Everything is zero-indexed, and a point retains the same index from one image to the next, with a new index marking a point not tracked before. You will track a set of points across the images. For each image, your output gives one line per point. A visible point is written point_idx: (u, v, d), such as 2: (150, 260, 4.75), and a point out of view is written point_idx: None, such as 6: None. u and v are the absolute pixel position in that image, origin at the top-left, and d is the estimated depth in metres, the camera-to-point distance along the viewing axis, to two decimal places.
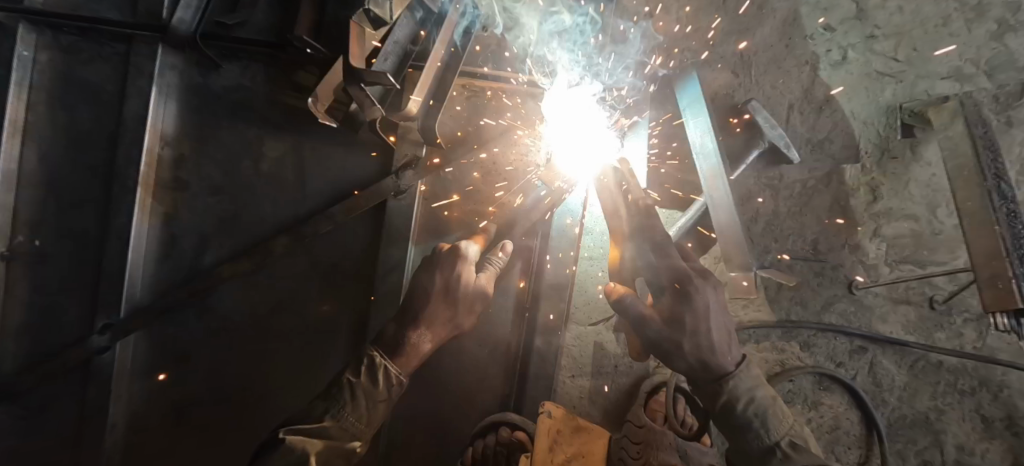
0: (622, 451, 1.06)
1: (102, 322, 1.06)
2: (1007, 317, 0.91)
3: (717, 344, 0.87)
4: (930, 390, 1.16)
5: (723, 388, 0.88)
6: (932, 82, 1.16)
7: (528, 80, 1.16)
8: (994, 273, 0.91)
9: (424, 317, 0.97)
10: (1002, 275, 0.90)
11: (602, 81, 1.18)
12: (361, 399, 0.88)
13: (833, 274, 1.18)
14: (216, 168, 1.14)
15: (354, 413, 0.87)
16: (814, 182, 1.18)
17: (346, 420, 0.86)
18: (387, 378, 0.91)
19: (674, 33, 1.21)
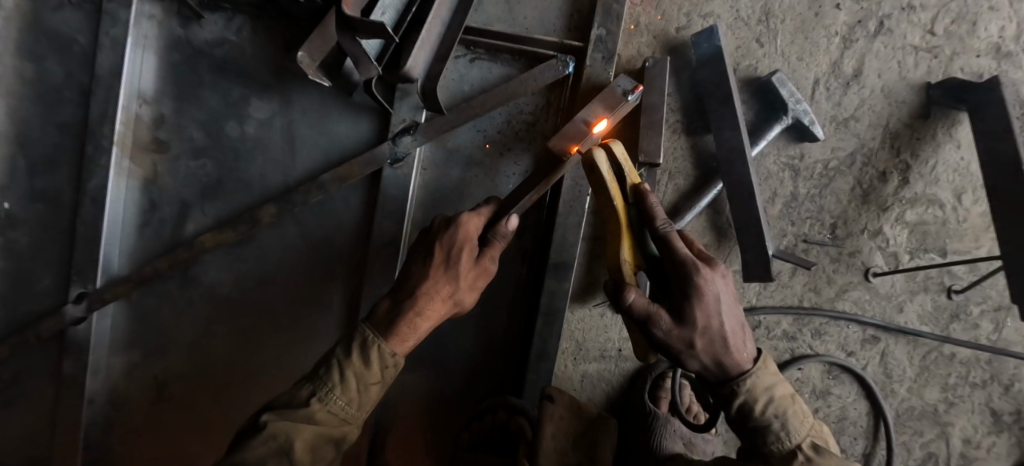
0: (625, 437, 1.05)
1: (78, 290, 0.99)
2: None
3: (730, 338, 0.83)
4: (941, 382, 1.13)
5: (739, 386, 0.84)
6: (968, 59, 1.09)
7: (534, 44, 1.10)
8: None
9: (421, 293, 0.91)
10: None
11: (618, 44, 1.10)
12: (352, 380, 0.83)
13: (849, 260, 1.13)
14: (198, 129, 1.06)
15: (344, 397, 0.81)
16: (837, 163, 1.11)
17: (336, 403, 0.81)
18: (381, 358, 0.85)
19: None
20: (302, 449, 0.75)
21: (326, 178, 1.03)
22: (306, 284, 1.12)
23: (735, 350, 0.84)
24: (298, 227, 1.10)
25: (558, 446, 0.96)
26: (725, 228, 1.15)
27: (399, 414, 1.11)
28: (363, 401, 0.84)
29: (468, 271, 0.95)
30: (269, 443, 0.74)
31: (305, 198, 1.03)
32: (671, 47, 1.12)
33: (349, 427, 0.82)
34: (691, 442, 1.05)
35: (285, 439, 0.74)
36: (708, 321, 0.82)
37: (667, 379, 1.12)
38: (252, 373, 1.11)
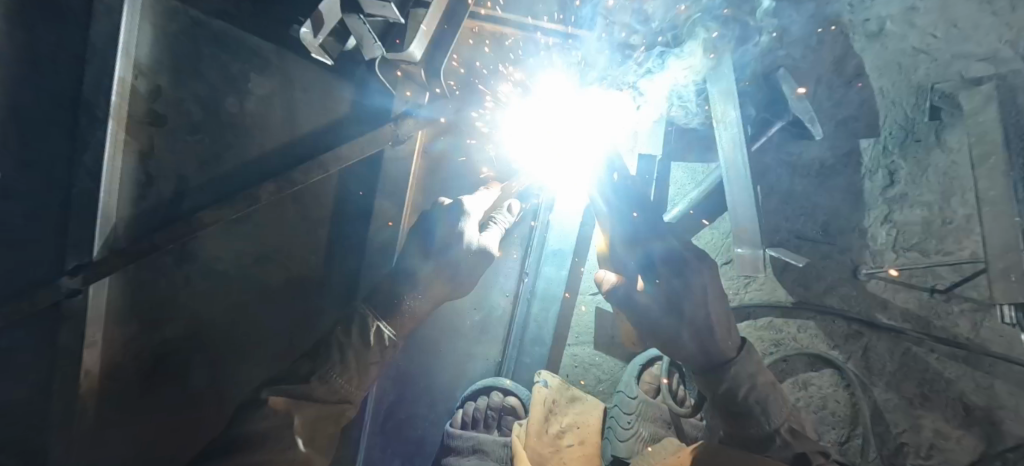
0: (613, 420, 1.07)
1: (74, 263, 0.97)
2: (1014, 309, 0.90)
3: (713, 329, 0.85)
4: (919, 377, 1.11)
5: (726, 371, 0.86)
6: (966, 63, 1.06)
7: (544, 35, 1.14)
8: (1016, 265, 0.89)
9: (408, 283, 0.92)
10: (1017, 267, 0.88)
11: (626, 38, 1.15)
12: (352, 359, 0.84)
13: (839, 257, 1.17)
14: (196, 103, 1.04)
15: (344, 377, 0.83)
16: (832, 161, 1.19)
17: (337, 382, 0.82)
18: (379, 339, 0.87)
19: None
20: (303, 427, 0.76)
21: (328, 157, 1.02)
22: (308, 265, 1.14)
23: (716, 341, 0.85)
24: (298, 205, 1.10)
25: (550, 428, 0.99)
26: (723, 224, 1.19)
27: (390, 395, 1.13)
28: (361, 379, 0.85)
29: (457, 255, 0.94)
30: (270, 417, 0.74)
31: (306, 177, 1.02)
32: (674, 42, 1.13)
33: (348, 403, 0.85)
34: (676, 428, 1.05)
35: (285, 414, 0.75)
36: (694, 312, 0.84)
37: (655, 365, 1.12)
38: (251, 347, 1.14)
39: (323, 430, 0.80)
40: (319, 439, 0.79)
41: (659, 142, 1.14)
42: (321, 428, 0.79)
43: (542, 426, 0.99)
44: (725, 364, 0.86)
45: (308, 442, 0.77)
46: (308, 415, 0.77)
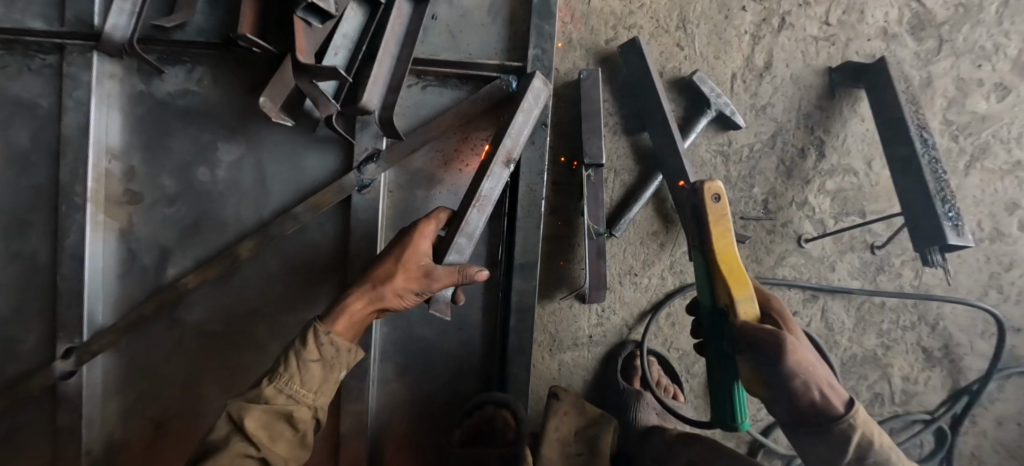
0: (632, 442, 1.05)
1: (66, 346, 1.06)
2: (936, 254, 1.01)
3: (829, 392, 0.76)
4: (877, 329, 1.27)
5: (841, 427, 0.75)
6: (861, 43, 1.23)
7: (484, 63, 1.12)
8: (929, 220, 0.99)
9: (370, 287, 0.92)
10: (935, 217, 0.98)
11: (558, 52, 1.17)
12: (292, 361, 0.83)
13: (783, 230, 1.24)
14: (170, 177, 1.12)
15: (297, 381, 0.82)
16: (760, 145, 1.23)
17: (292, 388, 0.82)
18: (315, 336, 0.85)
19: None
20: (255, 431, 0.77)
21: (300, 209, 1.09)
22: (293, 313, 1.16)
23: (834, 389, 0.77)
24: (278, 253, 1.15)
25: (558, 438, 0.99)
26: (670, 214, 1.21)
27: (391, 425, 1.18)
28: (319, 381, 0.84)
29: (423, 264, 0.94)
30: (229, 419, 0.79)
31: (281, 229, 1.09)
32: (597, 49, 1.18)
33: (306, 404, 0.83)
34: (662, 411, 1.16)
35: (236, 415, 0.78)
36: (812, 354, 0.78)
37: (636, 357, 1.20)
38: None
39: (279, 428, 0.80)
40: (277, 439, 0.79)
41: (610, 154, 1.19)
42: (276, 426, 0.80)
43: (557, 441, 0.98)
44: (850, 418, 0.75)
45: (265, 443, 0.78)
46: (257, 414, 0.78)
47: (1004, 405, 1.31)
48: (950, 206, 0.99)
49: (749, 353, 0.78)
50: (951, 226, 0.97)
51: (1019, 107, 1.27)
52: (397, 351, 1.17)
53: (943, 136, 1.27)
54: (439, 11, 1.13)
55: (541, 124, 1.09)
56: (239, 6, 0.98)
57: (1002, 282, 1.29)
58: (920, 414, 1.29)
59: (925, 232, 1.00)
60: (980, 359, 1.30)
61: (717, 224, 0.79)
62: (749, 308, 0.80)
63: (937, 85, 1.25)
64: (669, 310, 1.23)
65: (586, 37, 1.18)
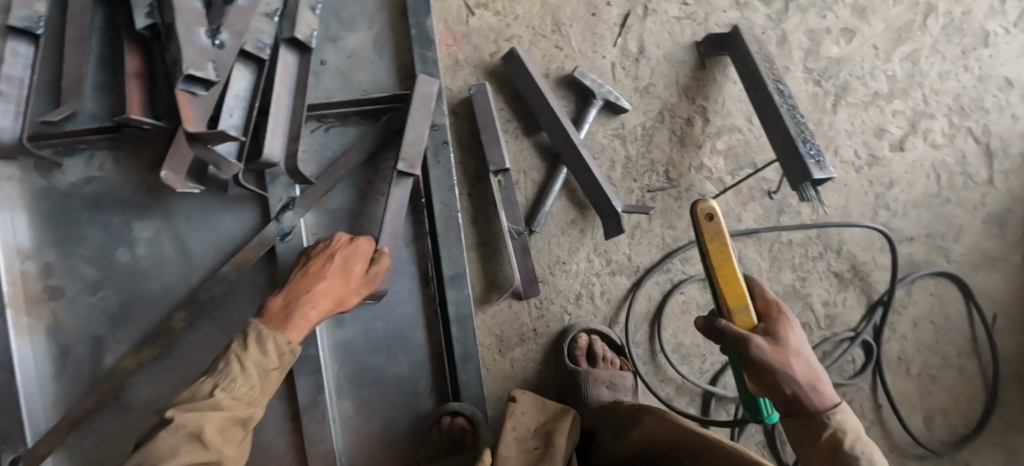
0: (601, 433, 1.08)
1: (8, 458, 1.05)
2: (811, 189, 1.13)
3: (811, 389, 0.75)
4: (790, 265, 1.40)
5: (824, 423, 0.73)
6: (718, 15, 1.35)
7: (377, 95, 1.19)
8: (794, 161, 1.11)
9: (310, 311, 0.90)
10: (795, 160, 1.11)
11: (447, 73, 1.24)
12: (250, 367, 0.81)
13: (688, 195, 1.35)
14: (88, 265, 1.12)
15: (246, 381, 0.80)
16: (651, 122, 1.33)
17: (239, 389, 0.79)
18: (276, 348, 0.84)
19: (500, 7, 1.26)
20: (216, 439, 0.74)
21: (225, 270, 1.11)
22: None
23: (822, 387, 0.75)
24: (213, 316, 1.16)
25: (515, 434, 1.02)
26: (582, 201, 1.30)
27: (362, 458, 1.20)
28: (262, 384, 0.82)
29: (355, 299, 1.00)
30: (180, 432, 0.71)
31: (210, 294, 1.11)
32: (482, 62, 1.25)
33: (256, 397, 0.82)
34: (613, 383, 1.22)
35: (195, 427, 0.72)
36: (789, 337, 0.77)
37: (580, 339, 1.25)
38: None
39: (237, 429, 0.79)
40: (229, 440, 0.76)
41: (515, 157, 1.27)
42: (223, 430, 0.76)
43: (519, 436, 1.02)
44: (849, 457, 0.69)
45: (220, 448, 0.75)
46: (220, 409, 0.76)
47: (914, 308, 1.46)
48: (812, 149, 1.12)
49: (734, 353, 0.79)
50: (814, 162, 1.10)
51: (865, 46, 1.42)
52: (352, 385, 1.20)
53: (808, 83, 1.40)
54: (325, 55, 1.18)
55: (444, 143, 1.15)
56: (125, 92, 1.02)
57: (887, 200, 1.43)
58: (845, 332, 1.41)
59: (796, 171, 1.11)
60: (885, 273, 1.44)
61: (713, 243, 0.80)
62: (744, 315, 0.81)
63: (792, 39, 1.39)
64: (603, 289, 1.31)
65: (471, 53, 1.25)
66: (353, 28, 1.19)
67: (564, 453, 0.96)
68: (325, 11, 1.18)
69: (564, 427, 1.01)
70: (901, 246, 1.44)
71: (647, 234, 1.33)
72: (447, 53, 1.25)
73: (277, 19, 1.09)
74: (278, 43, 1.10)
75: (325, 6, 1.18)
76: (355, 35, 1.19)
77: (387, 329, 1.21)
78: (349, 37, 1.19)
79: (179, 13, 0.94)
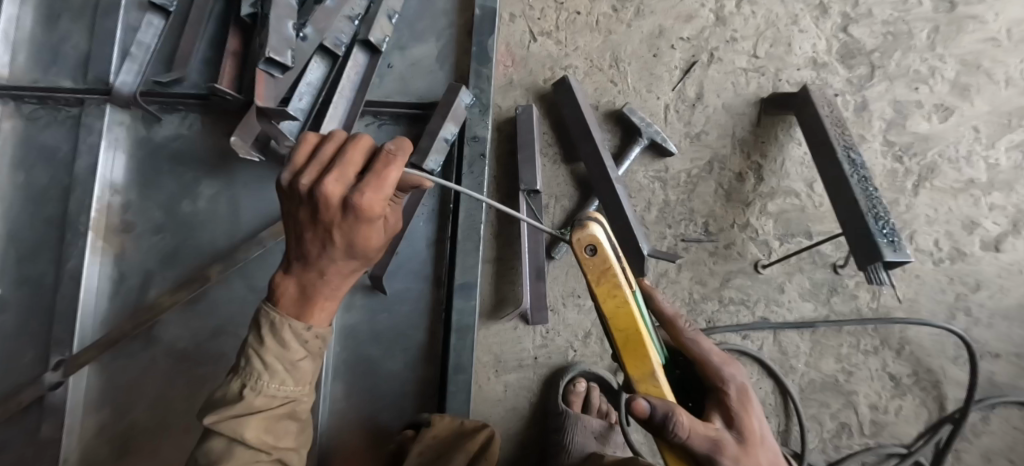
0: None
1: (56, 358, 1.19)
2: (877, 272, 1.01)
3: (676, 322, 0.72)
4: (835, 353, 1.24)
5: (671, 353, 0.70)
6: (791, 72, 1.29)
7: (431, 100, 1.27)
8: (865, 235, 1.00)
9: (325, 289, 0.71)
10: (865, 234, 0.99)
11: (498, 91, 1.30)
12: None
13: (726, 252, 1.25)
14: (159, 208, 1.27)
15: None
16: (697, 170, 1.27)
17: None
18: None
19: (563, 39, 1.32)
20: None
21: (263, 234, 1.20)
22: None
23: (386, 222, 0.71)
24: (245, 277, 1.25)
25: (438, 444, 1.05)
26: None
27: (341, 444, 1.19)
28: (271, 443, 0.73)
29: (379, 246, 0.72)
30: None
31: (246, 253, 1.20)
32: (532, 86, 1.30)
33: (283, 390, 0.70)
34: (601, 435, 1.17)
35: None
36: (702, 345, 0.70)
37: (578, 384, 1.20)
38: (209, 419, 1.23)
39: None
40: None
41: (546, 179, 1.27)
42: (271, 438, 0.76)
43: (442, 451, 1.03)
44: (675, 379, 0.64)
45: None
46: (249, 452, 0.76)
47: (992, 439, 1.21)
48: (885, 225, 1.00)
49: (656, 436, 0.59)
50: (887, 241, 0.97)
51: (963, 126, 1.27)
52: (347, 369, 1.22)
53: (886, 156, 1.28)
54: (393, 59, 1.28)
55: (481, 154, 1.21)
56: (222, 64, 1.18)
57: (969, 303, 1.23)
58: (895, 447, 1.20)
59: (863, 247, 1.00)
60: (956, 388, 1.22)
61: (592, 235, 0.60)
62: (654, 385, 0.61)
63: (873, 108, 1.29)
64: None
65: (525, 78, 1.30)
66: (424, 39, 1.29)
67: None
68: (401, 21, 1.29)
69: (471, 446, 1.01)
70: (981, 361, 1.23)
71: (673, 283, 1.25)
72: (504, 73, 1.31)
73: (357, 23, 1.21)
74: (354, 43, 1.21)
75: (403, 17, 1.30)
76: (424, 45, 1.29)
77: (391, 324, 1.22)
78: (417, 46, 1.29)
79: (274, 7, 1.10)
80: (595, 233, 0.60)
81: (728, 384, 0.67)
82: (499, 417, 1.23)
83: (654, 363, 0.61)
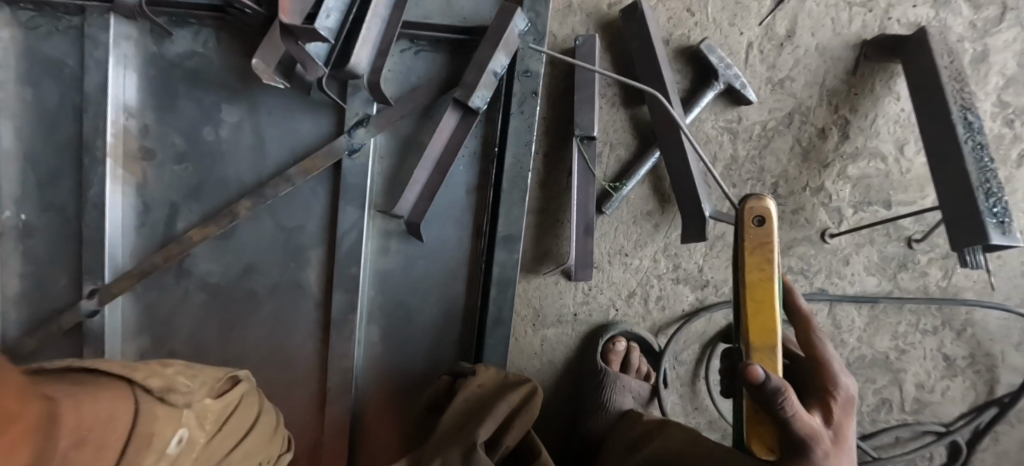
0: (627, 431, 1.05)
1: (90, 287, 1.17)
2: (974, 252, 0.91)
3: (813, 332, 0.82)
4: (891, 330, 1.18)
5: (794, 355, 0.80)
6: (905, 10, 1.08)
7: (477, 23, 1.09)
8: (970, 215, 0.88)
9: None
10: (971, 216, 0.88)
11: (554, 15, 1.11)
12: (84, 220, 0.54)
13: (793, 217, 1.14)
14: (179, 136, 1.17)
15: None
16: (774, 123, 1.11)
17: None
18: None
19: None
20: None
21: (291, 171, 1.11)
22: (288, 272, 1.20)
23: None
24: (274, 214, 1.18)
25: (480, 394, 1.02)
26: (666, 195, 1.15)
27: (375, 385, 1.23)
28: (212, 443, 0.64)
29: None
30: None
31: (275, 191, 1.12)
32: (594, 12, 1.11)
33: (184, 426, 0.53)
34: (637, 394, 1.16)
35: None
36: (826, 351, 0.80)
37: (617, 343, 1.17)
38: (246, 353, 1.24)
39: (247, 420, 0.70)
40: None
41: (601, 125, 1.13)
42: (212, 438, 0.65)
43: (484, 401, 1.00)
44: None
45: None
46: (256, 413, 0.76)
47: None
48: (997, 205, 0.88)
49: (760, 400, 0.68)
50: (995, 222, 0.86)
51: None
52: (382, 314, 1.20)
53: (996, 119, 1.11)
54: None
55: (533, 93, 1.07)
56: None
57: None
58: (933, 425, 1.19)
59: (965, 229, 0.89)
60: (1010, 373, 1.18)
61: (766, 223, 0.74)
62: (769, 357, 0.73)
63: (994, 60, 1.09)
64: (660, 294, 1.19)
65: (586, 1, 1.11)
66: None
67: (498, 414, 0.94)
68: None
69: (511, 398, 0.98)
70: None
71: (729, 247, 1.17)
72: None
73: None
74: None
75: None
76: None
77: (428, 272, 1.19)
78: None
79: None
80: (770, 207, 0.72)
81: (837, 388, 0.77)
82: (535, 369, 1.22)
83: (776, 339, 0.73)
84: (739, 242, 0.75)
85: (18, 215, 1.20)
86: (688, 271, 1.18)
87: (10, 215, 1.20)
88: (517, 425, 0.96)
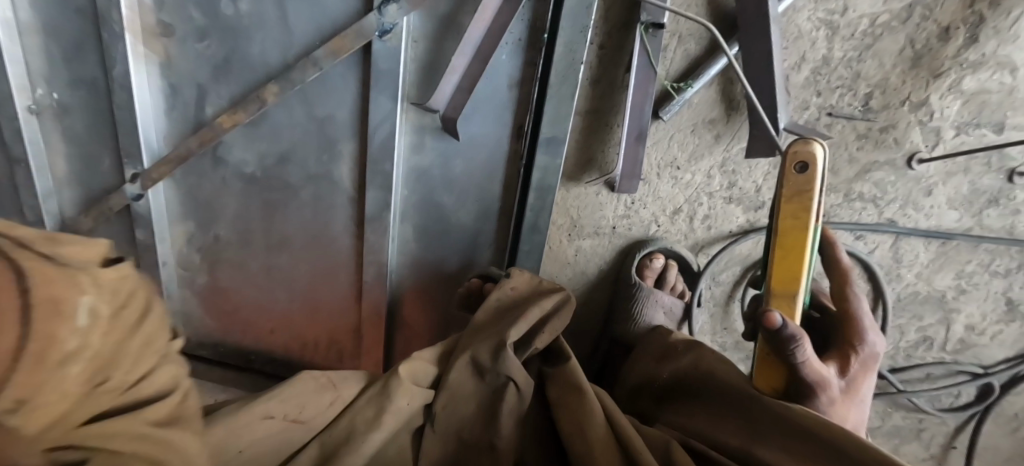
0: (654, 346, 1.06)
1: (131, 172, 1.20)
2: None
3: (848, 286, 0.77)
4: (957, 269, 1.09)
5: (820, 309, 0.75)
6: None
7: None
8: None
9: None
10: None
11: None
12: None
13: (880, 136, 1.00)
14: (195, 7, 1.06)
15: None
16: (888, 18, 0.90)
17: None
18: None
19: None
20: None
21: (318, 54, 1.03)
22: (321, 165, 1.17)
23: None
24: (304, 102, 1.11)
25: (509, 299, 1.02)
26: (736, 102, 1.00)
27: (409, 279, 1.27)
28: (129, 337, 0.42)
29: None
30: None
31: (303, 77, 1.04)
32: None
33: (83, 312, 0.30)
34: (669, 310, 1.16)
35: None
36: (859, 308, 0.75)
37: (654, 259, 1.13)
38: (285, 241, 1.28)
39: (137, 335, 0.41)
40: None
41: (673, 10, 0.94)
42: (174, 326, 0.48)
43: (516, 305, 1.00)
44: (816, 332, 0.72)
45: None
46: None
47: None
48: None
49: (772, 342, 0.66)
50: None
51: None
52: (417, 213, 1.19)
53: None
54: None
55: None
56: None
57: None
58: (969, 365, 1.17)
59: None
60: None
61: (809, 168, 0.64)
62: (788, 308, 0.68)
63: None
64: (707, 213, 1.11)
65: None
66: None
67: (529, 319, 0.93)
68: None
69: (545, 303, 0.96)
70: None
71: None
72: None
73: None
74: None
75: None
76: None
77: (463, 172, 1.13)
78: None
79: None
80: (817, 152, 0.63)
81: (863, 345, 0.73)
82: (567, 277, 1.22)
83: (800, 290, 0.67)
84: (779, 187, 0.66)
85: (50, 94, 1.18)
86: (742, 191, 1.09)
87: (44, 93, 1.18)
88: (546, 330, 0.93)
